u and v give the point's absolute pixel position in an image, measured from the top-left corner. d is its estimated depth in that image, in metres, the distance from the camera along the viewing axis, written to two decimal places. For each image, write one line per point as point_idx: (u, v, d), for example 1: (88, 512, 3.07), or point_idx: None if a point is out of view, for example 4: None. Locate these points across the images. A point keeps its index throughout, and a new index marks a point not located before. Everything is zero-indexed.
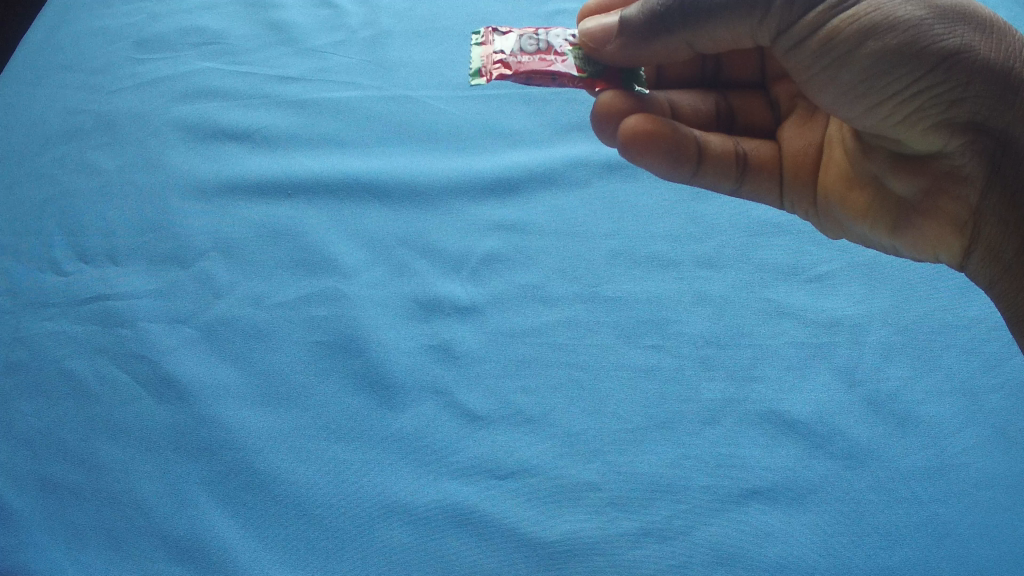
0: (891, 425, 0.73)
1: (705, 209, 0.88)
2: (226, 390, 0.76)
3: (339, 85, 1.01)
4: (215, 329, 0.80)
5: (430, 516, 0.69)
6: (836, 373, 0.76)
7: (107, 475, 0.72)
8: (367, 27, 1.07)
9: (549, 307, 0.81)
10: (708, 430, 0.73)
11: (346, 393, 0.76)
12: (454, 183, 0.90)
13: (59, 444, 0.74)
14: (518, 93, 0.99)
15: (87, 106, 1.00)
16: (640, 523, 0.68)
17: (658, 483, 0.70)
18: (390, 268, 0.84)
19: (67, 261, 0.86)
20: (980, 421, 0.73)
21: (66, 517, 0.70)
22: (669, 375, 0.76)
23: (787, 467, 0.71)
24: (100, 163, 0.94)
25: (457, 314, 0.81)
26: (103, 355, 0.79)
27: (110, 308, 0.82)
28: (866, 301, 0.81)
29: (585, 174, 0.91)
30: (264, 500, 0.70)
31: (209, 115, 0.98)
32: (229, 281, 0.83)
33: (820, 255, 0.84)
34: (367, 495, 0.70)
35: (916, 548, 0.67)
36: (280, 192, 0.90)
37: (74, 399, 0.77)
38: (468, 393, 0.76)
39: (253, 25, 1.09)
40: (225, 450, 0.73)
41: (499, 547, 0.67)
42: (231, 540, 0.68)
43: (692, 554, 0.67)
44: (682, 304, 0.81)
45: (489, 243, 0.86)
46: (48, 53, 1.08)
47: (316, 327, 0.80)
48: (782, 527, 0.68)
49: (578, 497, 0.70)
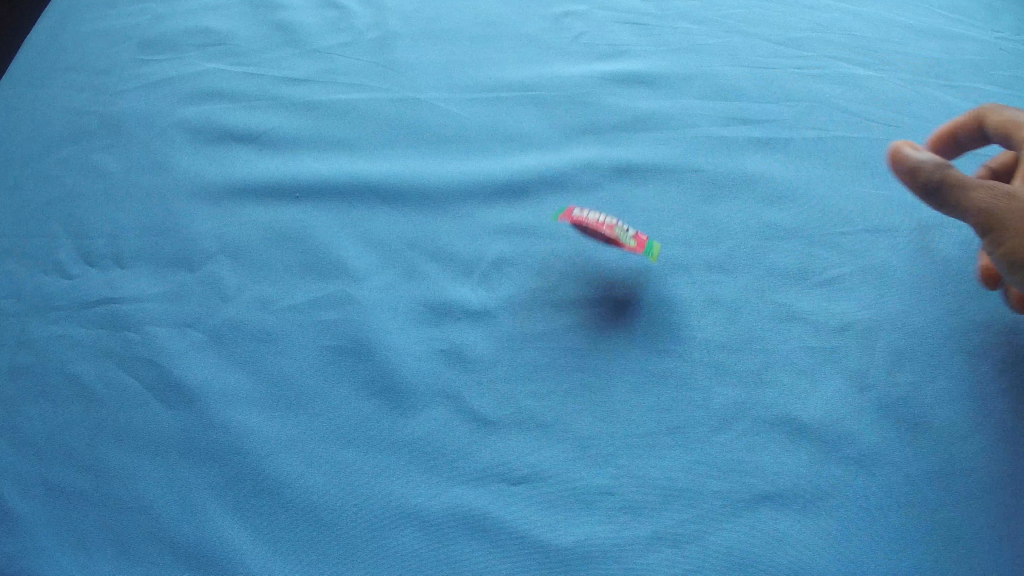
0: (903, 430, 0.73)
1: (714, 213, 0.89)
2: (236, 394, 0.76)
3: (347, 87, 1.01)
4: (223, 333, 0.80)
5: (441, 522, 0.68)
6: (847, 378, 0.76)
7: (115, 480, 0.72)
8: (374, 28, 1.08)
9: (560, 310, 0.81)
10: (720, 435, 0.73)
11: (356, 398, 0.75)
12: (463, 186, 0.90)
13: (67, 450, 0.74)
14: (526, 97, 1.00)
15: (92, 108, 1.00)
16: (652, 529, 0.68)
17: (670, 488, 0.70)
18: (399, 272, 0.84)
19: (72, 264, 0.85)
20: (991, 424, 0.73)
21: (74, 523, 0.70)
22: (680, 379, 0.76)
23: (799, 471, 0.71)
24: (106, 165, 0.94)
25: (467, 317, 0.80)
26: (111, 359, 0.78)
27: (117, 312, 0.81)
28: (876, 306, 0.81)
29: (595, 178, 0.92)
30: (274, 505, 0.70)
31: (217, 116, 0.98)
32: (237, 284, 0.83)
33: (830, 260, 0.85)
34: (377, 501, 0.70)
35: (928, 553, 0.66)
36: (287, 194, 0.90)
37: (80, 404, 0.76)
38: (479, 398, 0.75)
39: (259, 26, 1.09)
40: (234, 455, 0.72)
41: (510, 553, 0.67)
42: (239, 546, 0.68)
43: (704, 559, 0.66)
44: (693, 309, 0.81)
45: (499, 246, 0.86)
46: (52, 53, 1.07)
47: (326, 331, 0.79)
48: (794, 531, 0.68)
49: (590, 503, 0.69)
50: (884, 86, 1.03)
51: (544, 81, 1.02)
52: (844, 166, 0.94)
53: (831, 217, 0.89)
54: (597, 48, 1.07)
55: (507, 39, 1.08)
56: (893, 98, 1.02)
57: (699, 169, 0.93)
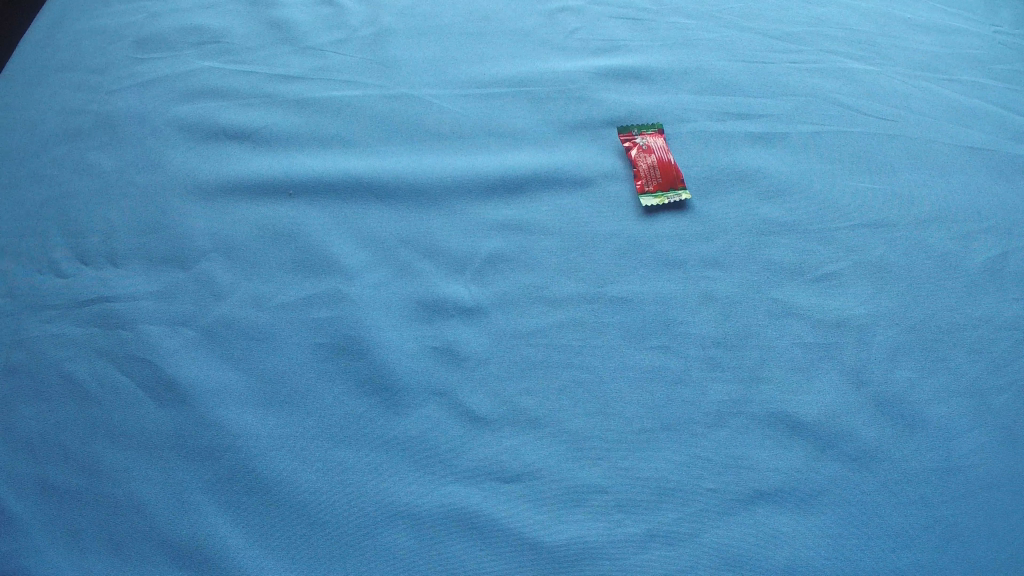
0: (899, 426, 0.72)
1: (710, 209, 0.89)
2: (229, 393, 0.75)
3: (341, 84, 1.01)
4: (216, 331, 0.79)
5: (434, 520, 0.68)
6: (843, 374, 0.75)
7: (109, 478, 0.70)
8: (368, 26, 1.08)
9: (555, 308, 0.80)
10: (716, 431, 0.72)
11: (349, 396, 0.75)
12: (458, 183, 0.90)
13: (59, 448, 0.72)
14: (521, 92, 1.00)
15: (86, 107, 0.99)
16: (647, 527, 0.67)
17: (665, 485, 0.69)
18: (393, 269, 0.83)
19: (65, 262, 0.84)
20: (987, 421, 0.73)
21: (66, 521, 0.68)
22: (675, 375, 0.76)
23: (795, 468, 0.70)
24: (100, 164, 0.93)
25: (461, 315, 0.80)
26: (103, 357, 0.77)
27: (110, 310, 0.80)
28: (873, 301, 0.81)
29: (590, 175, 0.91)
30: (266, 504, 0.69)
31: (211, 114, 0.98)
32: (230, 282, 0.83)
33: (827, 255, 0.84)
34: (370, 498, 0.69)
35: (926, 550, 0.66)
36: (281, 192, 0.90)
37: (75, 403, 0.75)
38: (472, 395, 0.75)
39: (253, 24, 1.09)
40: (227, 454, 0.72)
41: (504, 551, 0.66)
42: (233, 544, 0.67)
43: (699, 557, 0.65)
44: (688, 305, 0.80)
45: (493, 242, 0.85)
46: (47, 52, 1.07)
47: (319, 330, 0.79)
48: (791, 529, 0.67)
49: (584, 500, 0.68)
50: (881, 80, 1.03)
51: (540, 77, 1.01)
52: (842, 161, 0.94)
53: (828, 211, 0.88)
54: (593, 44, 1.07)
55: (503, 35, 1.07)
56: (891, 92, 1.01)
57: (695, 165, 0.92)
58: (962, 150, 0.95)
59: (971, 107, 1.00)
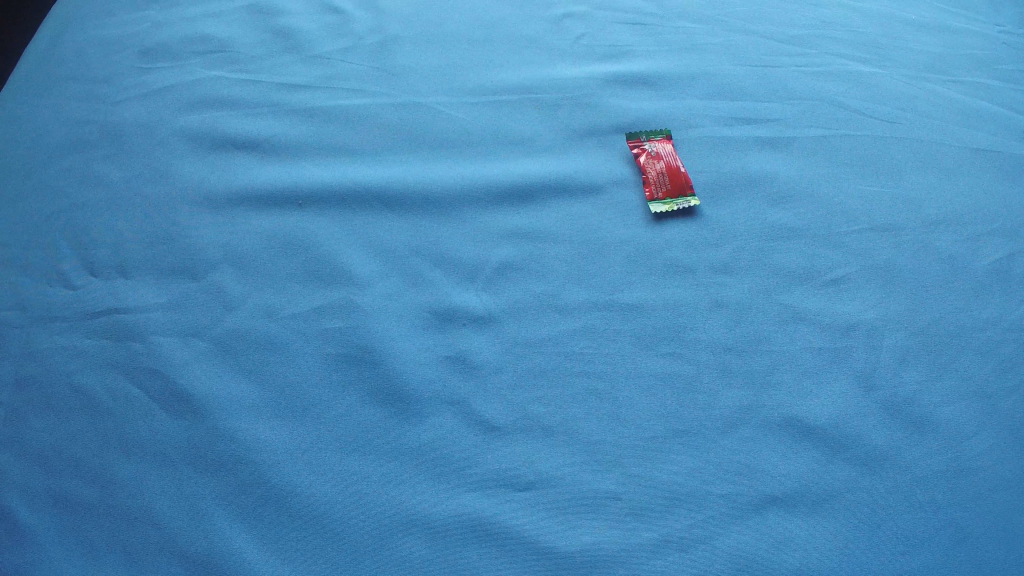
0: (910, 431, 0.73)
1: (718, 214, 0.89)
2: (241, 403, 0.76)
3: (348, 92, 1.01)
4: (227, 342, 0.79)
5: (448, 529, 0.68)
6: (855, 379, 0.76)
7: (122, 490, 0.71)
8: (374, 33, 1.08)
9: (566, 315, 0.80)
10: (729, 437, 0.72)
11: (362, 405, 0.75)
12: (466, 189, 0.90)
13: (72, 459, 0.72)
14: (528, 98, 1.00)
15: (93, 117, 0.99)
16: (661, 534, 0.67)
17: (678, 492, 0.69)
18: (404, 278, 0.84)
19: (74, 274, 0.84)
20: (996, 424, 0.73)
21: (81, 534, 0.69)
22: (687, 382, 0.76)
23: (807, 474, 0.70)
24: (108, 174, 0.93)
25: (472, 323, 0.80)
26: (116, 369, 0.77)
27: (120, 322, 0.80)
28: (882, 305, 0.81)
29: (598, 180, 0.92)
30: (280, 514, 0.69)
31: (218, 124, 0.98)
32: (241, 292, 0.83)
33: (836, 260, 0.85)
34: (384, 507, 0.69)
35: (937, 553, 0.66)
36: (289, 200, 0.90)
37: (87, 415, 0.75)
38: (485, 405, 0.75)
39: (258, 32, 1.09)
40: (241, 465, 0.72)
41: (518, 559, 0.66)
42: (248, 555, 0.67)
43: (713, 562, 0.66)
44: (699, 311, 0.81)
45: (503, 251, 0.86)
46: (52, 62, 1.07)
47: (330, 339, 0.79)
48: (804, 534, 0.67)
49: (598, 507, 0.69)
50: (886, 82, 1.03)
51: (547, 83, 1.02)
52: (850, 165, 0.94)
53: (836, 216, 0.89)
54: (599, 50, 1.07)
55: (509, 41, 1.08)
56: (897, 94, 1.02)
57: (702, 170, 0.93)
58: (968, 152, 0.95)
59: (976, 108, 1.00)
